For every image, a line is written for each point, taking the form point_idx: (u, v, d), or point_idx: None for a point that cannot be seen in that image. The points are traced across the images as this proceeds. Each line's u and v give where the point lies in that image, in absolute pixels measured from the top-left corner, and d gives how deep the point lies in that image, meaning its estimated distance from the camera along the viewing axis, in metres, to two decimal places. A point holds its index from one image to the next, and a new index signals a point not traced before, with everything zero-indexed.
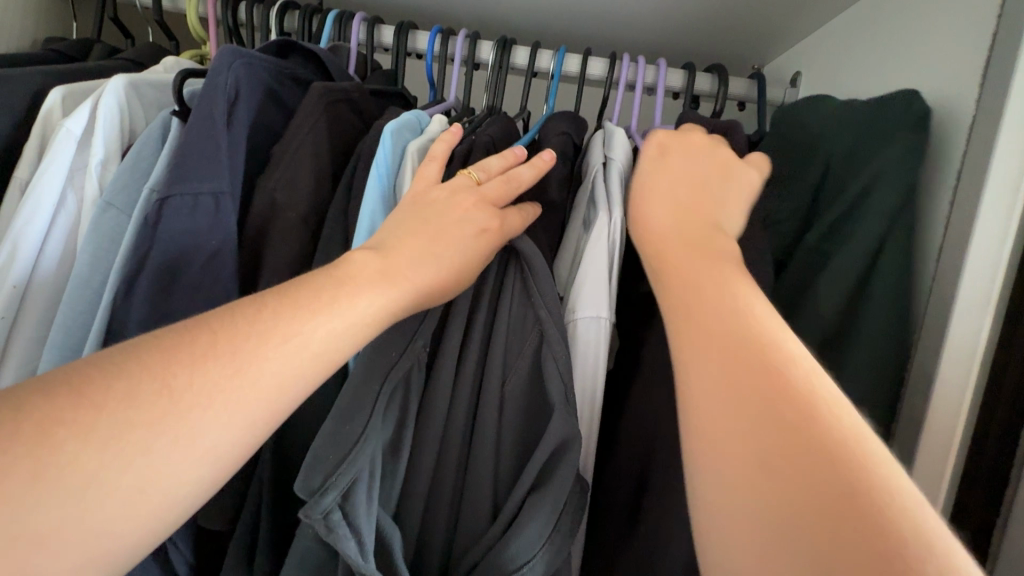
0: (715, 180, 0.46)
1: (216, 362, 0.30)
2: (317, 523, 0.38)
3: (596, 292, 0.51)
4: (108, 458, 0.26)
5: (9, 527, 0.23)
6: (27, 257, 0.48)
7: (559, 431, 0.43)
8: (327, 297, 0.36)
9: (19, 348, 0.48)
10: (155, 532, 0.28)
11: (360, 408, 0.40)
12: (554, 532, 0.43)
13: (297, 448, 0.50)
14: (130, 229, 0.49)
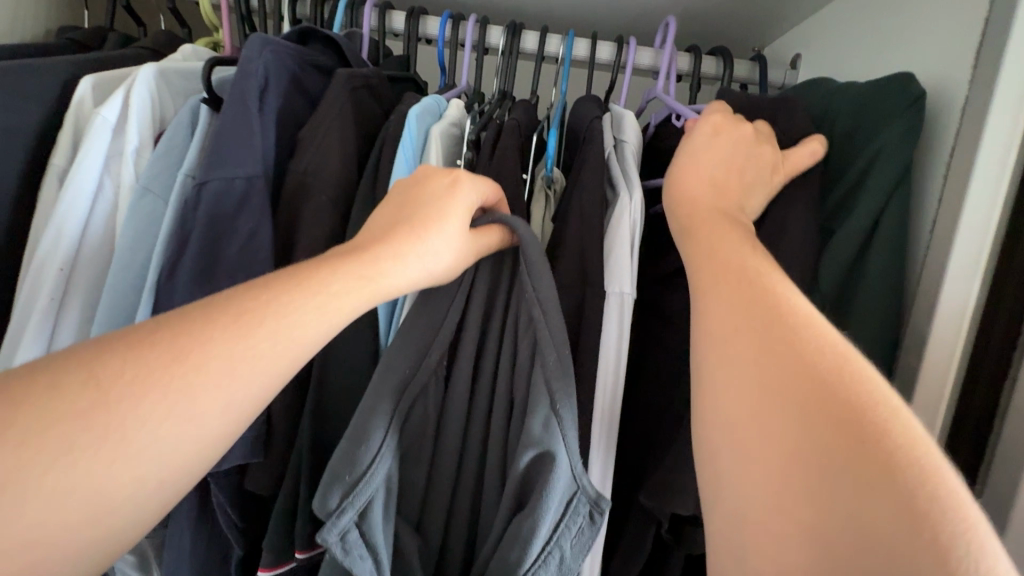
0: (745, 151, 0.50)
1: (153, 351, 0.31)
2: (334, 545, 0.43)
3: (621, 268, 0.57)
4: (35, 455, 0.27)
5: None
6: (70, 243, 0.51)
7: (538, 444, 0.46)
8: (305, 284, 0.37)
9: (66, 330, 0.51)
10: (103, 523, 0.29)
11: (372, 431, 0.45)
12: (555, 533, 0.47)
13: (333, 418, 0.53)
14: (168, 214, 0.51)
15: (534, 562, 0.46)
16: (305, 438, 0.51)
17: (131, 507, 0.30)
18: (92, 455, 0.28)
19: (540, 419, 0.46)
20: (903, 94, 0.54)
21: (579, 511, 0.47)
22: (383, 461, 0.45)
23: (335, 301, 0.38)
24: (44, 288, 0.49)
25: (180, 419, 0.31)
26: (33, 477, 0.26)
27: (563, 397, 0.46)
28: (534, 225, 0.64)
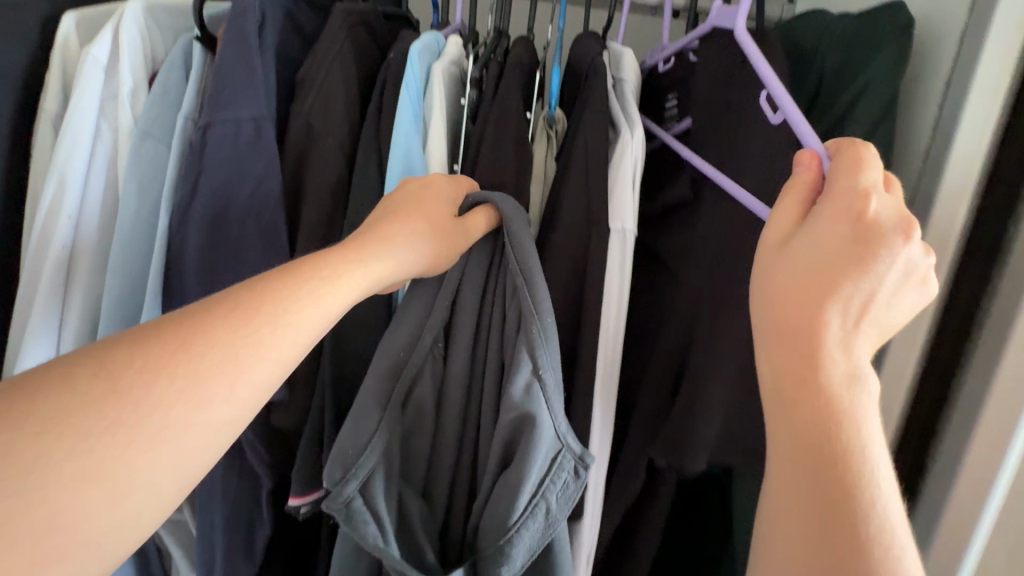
0: (887, 262, 0.33)
1: (158, 341, 0.31)
2: (339, 511, 0.46)
3: (623, 204, 0.59)
4: (44, 445, 0.26)
5: (23, 488, 0.25)
6: (74, 189, 0.50)
7: (520, 406, 0.48)
8: (299, 275, 0.37)
9: (81, 278, 0.51)
10: (126, 515, 0.28)
11: (371, 406, 0.48)
12: (546, 488, 0.49)
13: (352, 357, 0.55)
14: (172, 158, 0.50)
15: (520, 515, 0.48)
16: (327, 378, 0.54)
17: (151, 497, 0.29)
18: (105, 444, 0.27)
19: (522, 382, 0.48)
20: (893, 24, 0.54)
21: (565, 465, 0.50)
22: (384, 433, 0.48)
23: (324, 293, 0.37)
24: (55, 236, 0.49)
25: (196, 401, 0.30)
26: (49, 464, 0.26)
27: (547, 360, 0.48)
28: (537, 165, 0.65)
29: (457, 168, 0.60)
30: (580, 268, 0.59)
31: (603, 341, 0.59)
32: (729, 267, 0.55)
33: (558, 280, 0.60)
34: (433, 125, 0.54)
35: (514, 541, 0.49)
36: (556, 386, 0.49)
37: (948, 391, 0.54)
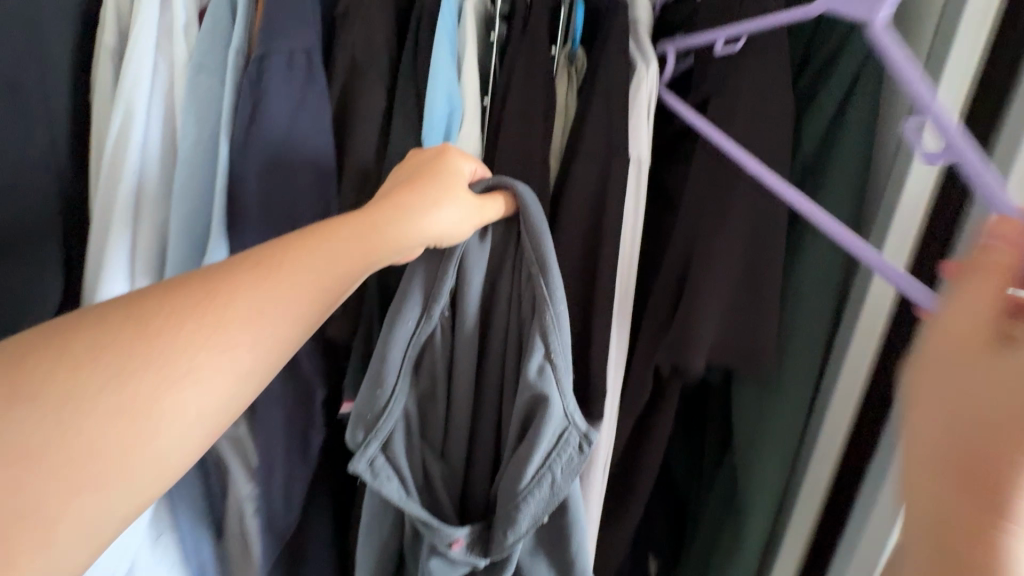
0: None
1: (184, 291, 0.33)
2: (364, 471, 0.52)
3: (640, 134, 0.64)
4: (80, 380, 0.28)
5: (69, 410, 0.27)
6: (140, 118, 0.54)
7: (530, 389, 0.53)
8: (315, 237, 0.40)
9: (151, 203, 0.55)
10: (155, 456, 0.30)
11: (389, 377, 0.52)
12: (554, 459, 0.53)
13: (394, 274, 0.62)
14: (228, 88, 0.54)
15: (529, 484, 0.53)
16: (373, 291, 0.61)
17: (177, 440, 0.31)
18: (136, 381, 0.29)
19: (535, 366, 0.52)
20: None
21: (570, 441, 0.54)
22: (399, 402, 0.52)
23: (336, 256, 0.40)
24: (125, 163, 0.53)
25: (206, 360, 0.32)
26: (90, 396, 0.28)
27: (558, 346, 0.52)
28: (559, 100, 0.69)
29: (486, 102, 0.64)
30: (598, 196, 0.64)
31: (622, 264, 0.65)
32: (724, 188, 0.58)
33: (579, 208, 0.64)
34: (467, 58, 0.58)
35: (523, 504, 0.53)
36: (567, 369, 0.53)
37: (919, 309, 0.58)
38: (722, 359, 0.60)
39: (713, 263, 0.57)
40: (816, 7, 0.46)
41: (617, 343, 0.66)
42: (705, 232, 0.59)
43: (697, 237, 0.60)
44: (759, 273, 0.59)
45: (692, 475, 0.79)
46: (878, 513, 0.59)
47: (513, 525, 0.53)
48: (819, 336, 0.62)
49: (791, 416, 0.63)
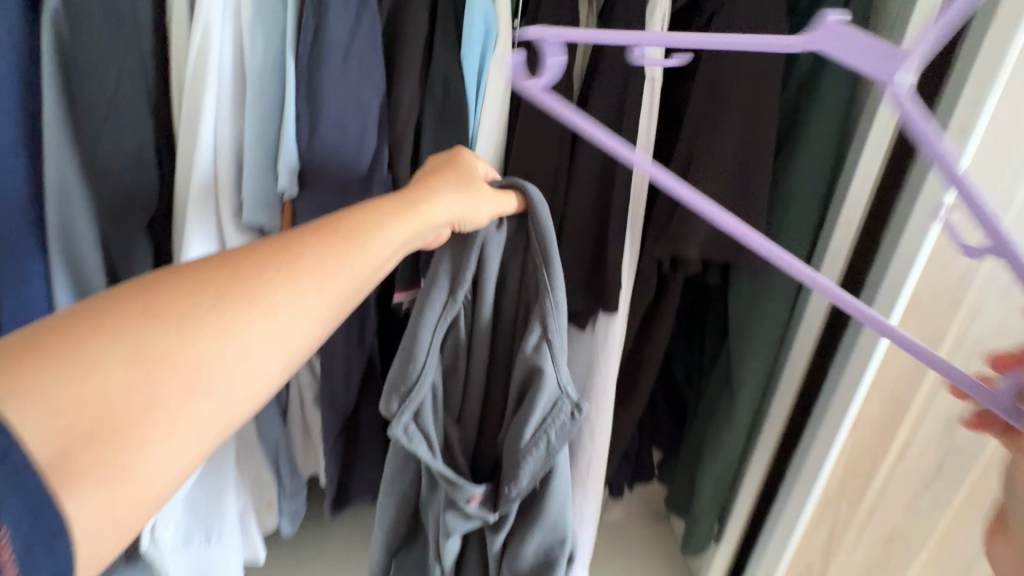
0: None
1: (261, 247, 0.35)
2: (400, 436, 0.55)
3: (651, 57, 0.69)
4: (163, 329, 0.29)
5: (148, 354, 0.28)
6: (218, 37, 0.60)
7: (527, 362, 0.56)
8: (370, 215, 0.41)
9: (226, 116, 0.62)
10: (210, 417, 0.30)
11: (418, 352, 0.54)
12: (550, 423, 0.57)
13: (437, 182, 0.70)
14: (291, 9, 0.62)
15: (529, 441, 0.57)
16: None
17: (231, 404, 0.32)
18: (209, 343, 0.30)
19: (533, 342, 0.56)
20: None
21: (562, 410, 0.57)
22: (429, 376, 0.55)
23: (387, 235, 0.40)
24: (208, 77, 0.60)
25: (268, 321, 0.33)
26: (171, 347, 0.29)
27: (555, 326, 0.55)
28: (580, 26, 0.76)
29: (517, 26, 0.72)
30: (616, 111, 0.71)
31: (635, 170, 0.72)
32: (719, 98, 0.66)
33: (598, 124, 0.72)
34: None
35: (519, 467, 0.58)
36: (564, 346, 0.57)
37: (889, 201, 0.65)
38: (713, 250, 0.69)
39: (705, 167, 0.66)
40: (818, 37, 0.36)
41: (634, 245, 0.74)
42: (704, 137, 0.66)
43: (697, 144, 0.67)
44: (747, 176, 0.66)
45: (691, 378, 0.93)
46: (840, 397, 0.67)
47: (512, 484, 0.58)
48: (806, 236, 0.69)
49: (778, 307, 0.72)
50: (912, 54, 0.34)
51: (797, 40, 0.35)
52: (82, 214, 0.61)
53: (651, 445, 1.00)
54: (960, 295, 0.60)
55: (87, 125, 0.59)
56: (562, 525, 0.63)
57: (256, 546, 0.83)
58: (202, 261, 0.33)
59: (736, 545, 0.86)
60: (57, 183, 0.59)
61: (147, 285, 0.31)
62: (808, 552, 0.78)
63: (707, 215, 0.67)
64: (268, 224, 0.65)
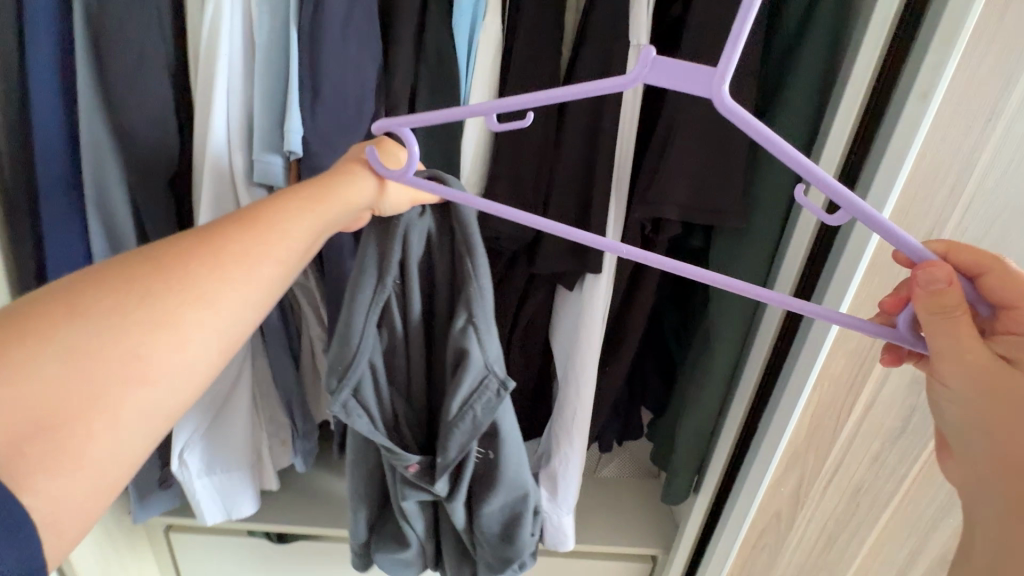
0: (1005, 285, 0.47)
1: (179, 245, 0.43)
2: (340, 410, 0.65)
3: (639, 23, 0.69)
4: (89, 334, 0.36)
5: (78, 354, 0.36)
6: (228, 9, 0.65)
7: (455, 344, 0.64)
8: (272, 221, 0.47)
9: (237, 83, 0.68)
10: (145, 407, 0.38)
11: (350, 339, 0.62)
12: (476, 399, 0.66)
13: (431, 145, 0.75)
14: None
15: (457, 413, 0.66)
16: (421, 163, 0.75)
17: (162, 396, 0.39)
18: (133, 343, 0.38)
19: (459, 326, 0.63)
20: None
21: (488, 387, 0.65)
22: (363, 360, 0.63)
23: (289, 237, 0.48)
24: (220, 46, 0.66)
25: (184, 321, 0.40)
26: (97, 349, 0.36)
27: (479, 312, 0.62)
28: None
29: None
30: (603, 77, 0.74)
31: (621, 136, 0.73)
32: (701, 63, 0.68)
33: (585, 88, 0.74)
34: None
35: (449, 436, 0.67)
36: (488, 330, 0.64)
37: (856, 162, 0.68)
38: (691, 216, 0.71)
39: (683, 133, 0.69)
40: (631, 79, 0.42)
41: (617, 210, 0.77)
42: (686, 102, 0.69)
43: (679, 110, 0.69)
44: (726, 141, 0.69)
45: (681, 339, 0.97)
46: (807, 353, 0.71)
47: (444, 451, 0.68)
48: (782, 199, 0.72)
49: (756, 268, 0.75)
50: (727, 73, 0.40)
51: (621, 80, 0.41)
52: (114, 174, 0.68)
53: (640, 404, 1.05)
54: None
55: (115, 91, 0.65)
56: (519, 485, 0.74)
57: (271, 478, 0.92)
58: (126, 260, 0.41)
59: (713, 494, 0.91)
60: (92, 144, 0.66)
61: (74, 289, 0.38)
62: (778, 501, 0.83)
63: (685, 180, 0.69)
64: (278, 184, 0.70)
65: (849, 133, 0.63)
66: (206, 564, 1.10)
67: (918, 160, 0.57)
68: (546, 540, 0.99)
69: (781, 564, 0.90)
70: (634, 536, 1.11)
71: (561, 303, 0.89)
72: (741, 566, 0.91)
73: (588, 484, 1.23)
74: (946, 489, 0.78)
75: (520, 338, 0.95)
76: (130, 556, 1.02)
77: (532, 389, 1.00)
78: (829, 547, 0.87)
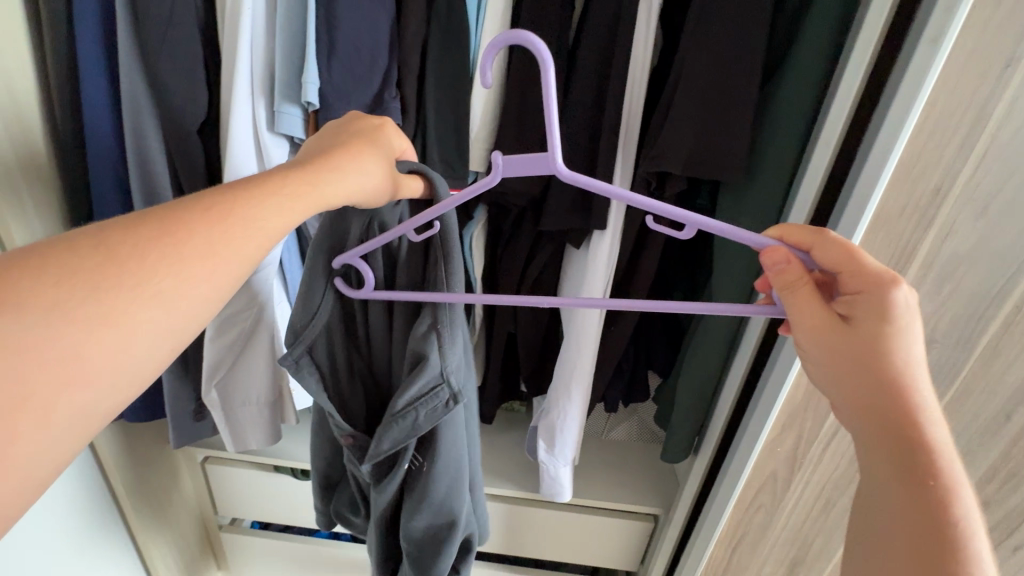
0: (826, 250, 0.48)
1: (140, 230, 0.36)
2: (290, 365, 0.66)
3: None
4: (35, 323, 0.31)
5: (24, 340, 0.30)
6: None
7: (417, 344, 0.65)
8: (260, 196, 0.42)
9: (260, 38, 0.72)
10: (92, 403, 0.33)
11: (314, 294, 0.65)
12: (420, 404, 0.65)
13: (440, 100, 0.77)
14: None
15: (401, 411, 0.65)
16: (430, 117, 0.77)
17: (112, 395, 0.34)
18: (86, 337, 0.32)
19: (425, 326, 0.64)
20: None
21: (439, 395, 0.64)
22: (322, 317, 0.66)
23: (277, 221, 0.43)
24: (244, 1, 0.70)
25: (150, 314, 0.35)
26: (46, 340, 0.31)
27: (447, 318, 0.63)
28: None
29: None
30: (612, 31, 0.74)
31: (628, 92, 0.74)
32: (711, 15, 0.67)
33: (594, 44, 0.75)
34: None
35: (389, 428, 0.67)
36: (451, 340, 0.64)
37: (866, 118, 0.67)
38: (694, 172, 0.70)
39: (688, 88, 0.68)
40: (494, 176, 0.49)
41: (623, 167, 0.78)
42: (695, 55, 0.68)
43: (688, 62, 0.69)
44: (732, 97, 0.68)
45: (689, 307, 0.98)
46: None
47: (379, 441, 0.68)
48: (789, 155, 0.71)
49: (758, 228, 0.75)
50: (556, 160, 0.46)
51: (478, 183, 0.50)
52: (148, 120, 0.74)
53: (646, 369, 1.07)
54: (931, 211, 0.61)
55: (149, 42, 0.70)
56: (447, 509, 0.74)
57: (291, 414, 0.97)
58: (68, 242, 0.34)
59: (711, 458, 0.94)
60: (129, 90, 0.72)
61: (5, 273, 0.31)
62: (774, 462, 0.84)
63: (685, 136, 0.69)
64: (298, 133, 0.75)
65: (859, 85, 0.62)
66: (236, 494, 1.20)
67: (927, 110, 0.56)
68: (543, 489, 1.04)
69: (777, 525, 0.91)
70: (636, 496, 1.14)
71: (569, 261, 0.91)
72: (737, 525, 0.93)
73: (595, 445, 1.26)
74: None
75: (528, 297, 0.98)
76: (164, 474, 1.12)
77: (538, 347, 1.03)
78: (827, 511, 0.87)
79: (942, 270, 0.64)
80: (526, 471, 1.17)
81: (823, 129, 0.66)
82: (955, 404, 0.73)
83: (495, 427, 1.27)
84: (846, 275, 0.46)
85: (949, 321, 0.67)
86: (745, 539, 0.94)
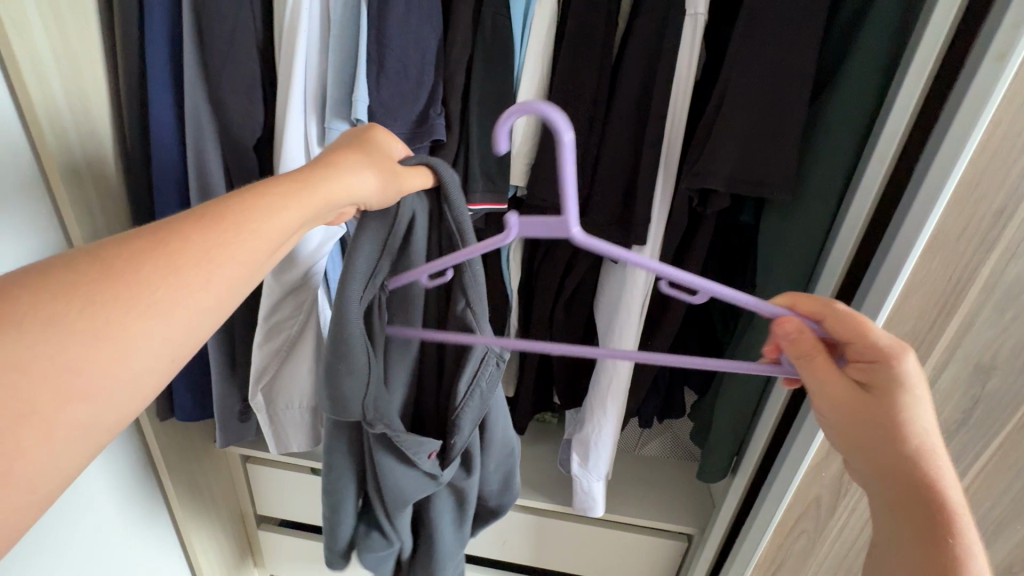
0: (835, 322, 0.51)
1: (135, 244, 0.37)
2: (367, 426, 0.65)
3: None
4: (35, 340, 0.31)
5: (31, 353, 0.31)
6: None
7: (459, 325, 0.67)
8: (251, 205, 0.42)
9: (315, 58, 0.76)
10: (93, 419, 0.34)
11: (351, 353, 0.59)
12: (478, 379, 0.67)
13: (484, 114, 0.78)
14: None
15: (464, 396, 0.67)
16: (474, 133, 0.79)
17: (113, 409, 0.35)
18: (85, 354, 0.33)
19: (462, 306, 0.65)
20: None
21: (491, 360, 0.67)
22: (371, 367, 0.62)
23: (270, 230, 0.43)
24: (301, 22, 0.73)
25: (148, 329, 0.35)
26: (47, 356, 0.31)
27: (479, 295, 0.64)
28: None
29: None
30: (657, 47, 0.74)
31: (671, 108, 0.74)
32: (756, 32, 0.67)
33: (637, 59, 0.75)
34: None
35: (460, 417, 0.68)
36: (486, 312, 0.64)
37: (925, 133, 0.65)
38: (739, 189, 0.69)
39: (731, 106, 0.68)
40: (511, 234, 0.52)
41: (666, 180, 0.77)
42: (740, 72, 0.68)
43: (731, 79, 0.68)
44: (777, 112, 0.67)
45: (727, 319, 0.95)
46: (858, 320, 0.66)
47: (456, 431, 0.69)
48: (840, 171, 0.69)
49: (804, 244, 0.73)
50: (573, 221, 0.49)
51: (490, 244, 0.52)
52: (209, 136, 0.78)
53: (681, 386, 1.05)
54: (994, 233, 0.58)
55: (212, 63, 0.74)
56: (507, 440, 0.80)
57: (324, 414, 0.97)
58: (66, 261, 0.34)
59: (750, 477, 0.91)
60: (193, 110, 0.76)
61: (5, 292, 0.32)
62: (819, 486, 0.81)
63: (730, 155, 0.68)
64: None
65: (917, 100, 0.60)
66: (275, 494, 1.24)
67: (991, 127, 0.54)
68: (575, 503, 1.03)
69: (821, 552, 0.88)
70: (670, 513, 1.12)
71: (607, 273, 0.91)
72: (777, 551, 0.90)
73: (630, 461, 1.25)
74: (1013, 490, 0.73)
75: (563, 308, 0.98)
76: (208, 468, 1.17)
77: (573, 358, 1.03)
78: None
79: (1007, 296, 0.61)
80: (558, 484, 1.16)
81: (876, 144, 0.64)
82: (1019, 435, 0.70)
83: (527, 439, 1.27)
84: (859, 347, 0.50)
85: (1012, 348, 0.64)
86: (785, 565, 0.91)
